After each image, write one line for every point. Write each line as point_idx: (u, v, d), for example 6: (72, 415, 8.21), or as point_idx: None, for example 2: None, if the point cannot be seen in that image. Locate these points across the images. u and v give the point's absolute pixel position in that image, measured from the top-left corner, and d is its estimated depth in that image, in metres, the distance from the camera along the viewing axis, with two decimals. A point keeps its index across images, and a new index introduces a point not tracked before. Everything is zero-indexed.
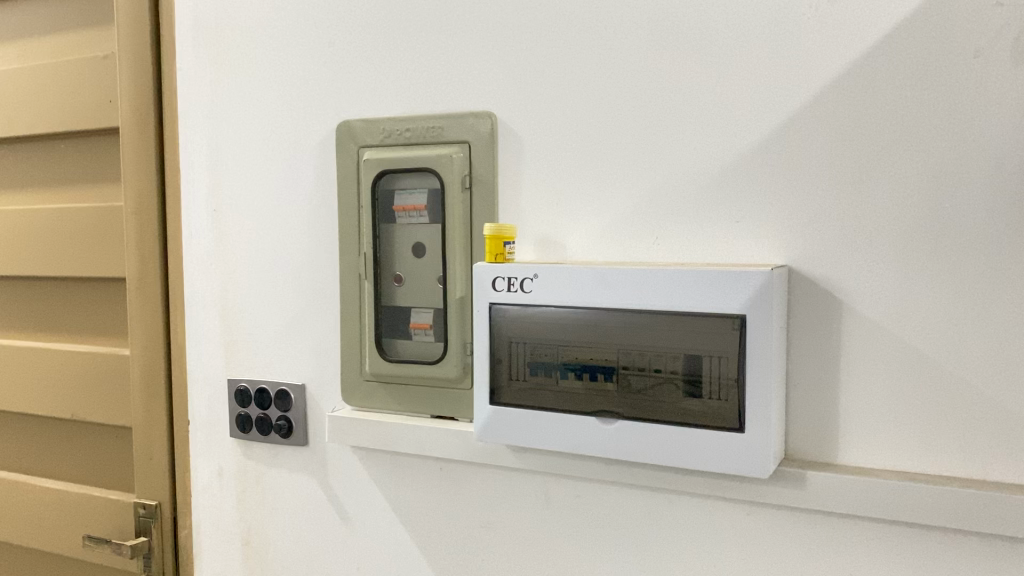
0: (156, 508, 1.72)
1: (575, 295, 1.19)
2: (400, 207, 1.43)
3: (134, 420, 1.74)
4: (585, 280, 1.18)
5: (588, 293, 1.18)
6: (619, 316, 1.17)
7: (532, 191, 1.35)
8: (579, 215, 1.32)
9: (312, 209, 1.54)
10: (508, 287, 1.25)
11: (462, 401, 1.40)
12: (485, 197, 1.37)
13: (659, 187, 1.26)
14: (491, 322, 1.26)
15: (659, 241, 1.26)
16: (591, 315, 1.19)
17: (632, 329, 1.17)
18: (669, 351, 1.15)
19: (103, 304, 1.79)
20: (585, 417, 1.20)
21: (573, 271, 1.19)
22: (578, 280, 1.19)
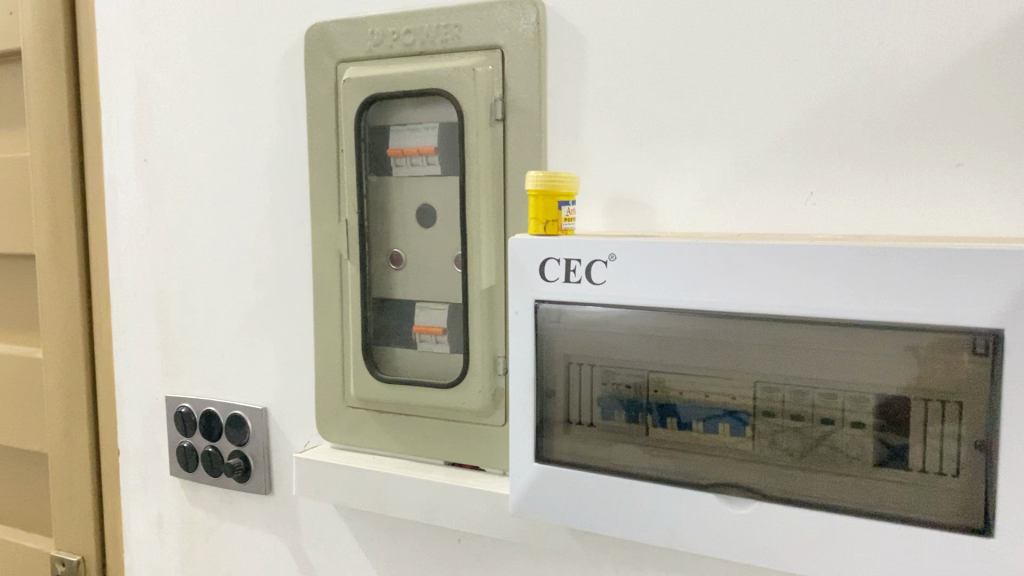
0: (78, 567, 1.29)
1: (680, 292, 0.71)
2: (401, 152, 0.96)
3: (50, 448, 1.30)
4: (697, 267, 0.70)
5: (702, 287, 0.70)
6: (757, 327, 0.69)
7: (599, 124, 0.87)
8: (676, 160, 0.83)
9: (274, 158, 1.07)
10: (565, 274, 0.77)
11: (493, 444, 0.93)
12: (525, 132, 0.89)
13: (813, 113, 0.77)
14: (536, 333, 0.79)
15: (811, 200, 0.78)
16: (706, 324, 0.71)
17: (779, 349, 0.69)
18: (846, 386, 0.68)
19: (14, 292, 1.35)
20: (692, 493, 0.73)
21: (676, 252, 0.71)
22: (685, 266, 0.70)
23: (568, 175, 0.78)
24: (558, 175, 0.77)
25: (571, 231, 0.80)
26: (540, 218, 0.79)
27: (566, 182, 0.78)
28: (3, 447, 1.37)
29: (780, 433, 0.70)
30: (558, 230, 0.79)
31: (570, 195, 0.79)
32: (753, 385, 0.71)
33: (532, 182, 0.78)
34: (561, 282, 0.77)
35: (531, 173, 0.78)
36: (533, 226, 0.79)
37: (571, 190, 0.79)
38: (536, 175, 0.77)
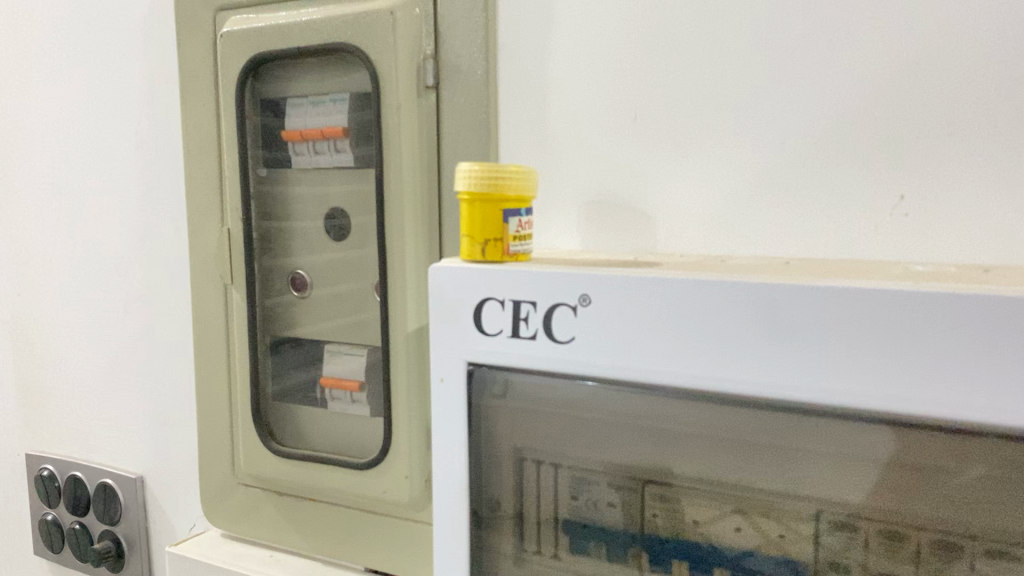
0: None
1: (692, 363, 0.43)
2: (301, 135, 0.69)
3: None
4: (721, 324, 0.42)
5: (728, 357, 0.42)
6: (816, 432, 0.42)
7: (571, 93, 0.58)
8: (686, 147, 0.55)
9: (143, 145, 0.79)
10: (512, 325, 0.49)
11: (426, 550, 0.66)
12: (467, 105, 0.61)
13: (902, 73, 0.48)
14: (472, 417, 0.51)
15: (894, 213, 0.49)
16: (734, 417, 0.44)
17: (853, 467, 0.42)
18: (976, 540, 0.40)
19: None
20: None
21: (687, 297, 0.43)
22: (701, 321, 0.43)
23: (521, 169, 0.51)
24: (504, 168, 0.50)
25: (524, 256, 0.51)
26: (475, 235, 0.50)
27: (518, 179, 0.50)
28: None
29: None
30: (504, 254, 0.50)
31: (525, 202, 0.51)
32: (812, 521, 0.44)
33: (465, 178, 0.50)
34: (506, 337, 0.49)
35: (462, 164, 0.51)
36: (466, 247, 0.51)
37: (526, 192, 0.51)
38: (468, 166, 0.50)
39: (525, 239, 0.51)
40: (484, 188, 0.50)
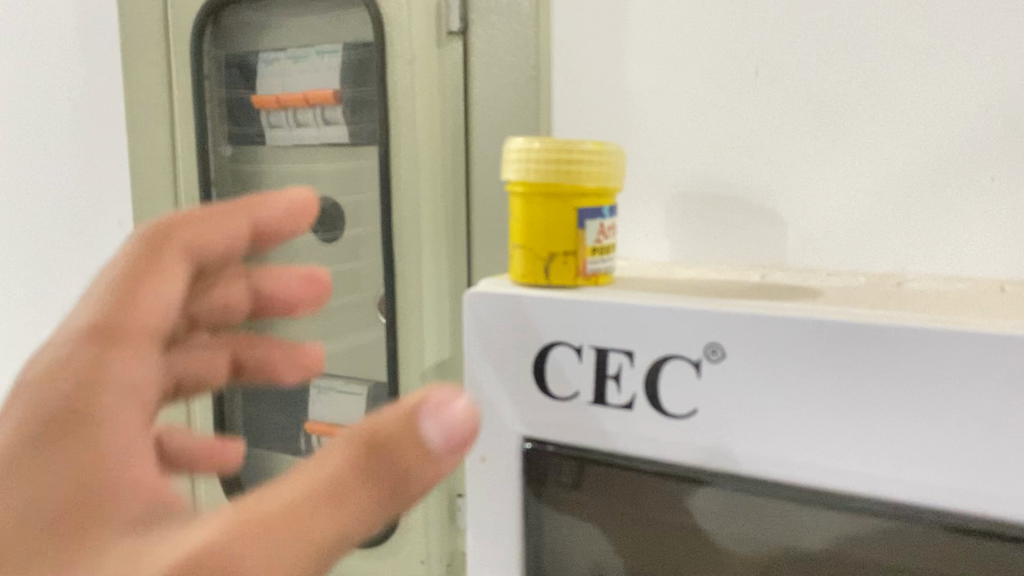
0: None
1: (902, 459, 0.28)
2: (277, 102, 0.51)
3: None
4: (942, 396, 0.27)
5: (958, 450, 0.27)
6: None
7: (660, 41, 0.41)
8: (834, 118, 0.38)
9: (76, 113, 0.61)
10: (594, 385, 0.32)
11: None
12: (505, 58, 0.44)
13: None
14: (535, 518, 0.35)
15: None
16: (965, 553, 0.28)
17: None
18: None
19: None
20: None
21: (885, 353, 0.28)
22: (910, 390, 0.27)
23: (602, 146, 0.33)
24: (575, 145, 0.32)
25: (604, 279, 0.34)
26: (533, 246, 0.34)
27: (596, 161, 0.33)
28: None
29: None
30: (577, 275, 0.33)
31: (607, 196, 0.34)
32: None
33: (518, 160, 0.33)
34: (585, 402, 0.33)
35: (515, 139, 0.34)
36: (520, 263, 0.34)
37: (608, 182, 0.33)
38: (526, 139, 0.33)
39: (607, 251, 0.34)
40: (546, 175, 0.32)
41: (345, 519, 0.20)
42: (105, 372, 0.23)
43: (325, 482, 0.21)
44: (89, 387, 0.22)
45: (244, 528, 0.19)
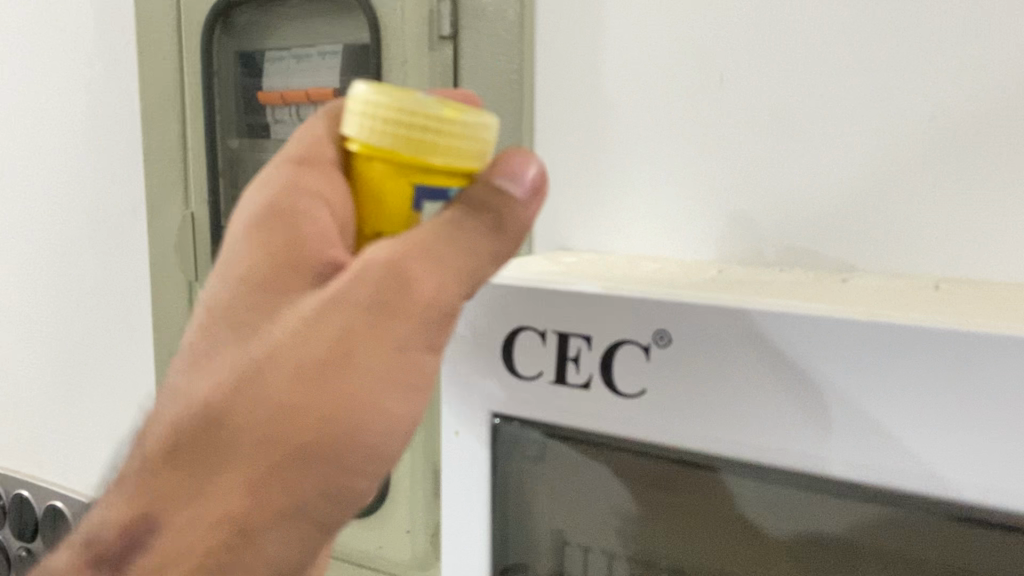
0: None
1: (820, 440, 0.30)
2: (281, 97, 0.55)
3: None
4: (860, 386, 0.29)
5: (876, 438, 0.29)
6: (964, 549, 0.29)
7: (636, 50, 0.44)
8: (793, 124, 0.41)
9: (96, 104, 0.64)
10: (555, 366, 0.35)
11: None
12: (492, 61, 0.47)
13: None
14: (500, 493, 0.38)
15: None
16: (871, 517, 0.31)
17: None
18: None
19: None
20: None
21: (813, 345, 0.30)
22: (836, 379, 0.30)
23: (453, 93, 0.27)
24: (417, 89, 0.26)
25: None
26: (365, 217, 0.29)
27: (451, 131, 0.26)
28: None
29: None
30: None
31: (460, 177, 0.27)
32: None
33: (362, 113, 0.26)
34: (547, 382, 0.36)
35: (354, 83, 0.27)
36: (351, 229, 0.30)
37: (453, 162, 0.26)
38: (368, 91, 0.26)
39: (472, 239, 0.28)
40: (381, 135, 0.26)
41: (422, 295, 0.27)
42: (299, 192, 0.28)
43: (447, 252, 0.27)
44: (290, 222, 0.28)
45: (346, 306, 0.26)
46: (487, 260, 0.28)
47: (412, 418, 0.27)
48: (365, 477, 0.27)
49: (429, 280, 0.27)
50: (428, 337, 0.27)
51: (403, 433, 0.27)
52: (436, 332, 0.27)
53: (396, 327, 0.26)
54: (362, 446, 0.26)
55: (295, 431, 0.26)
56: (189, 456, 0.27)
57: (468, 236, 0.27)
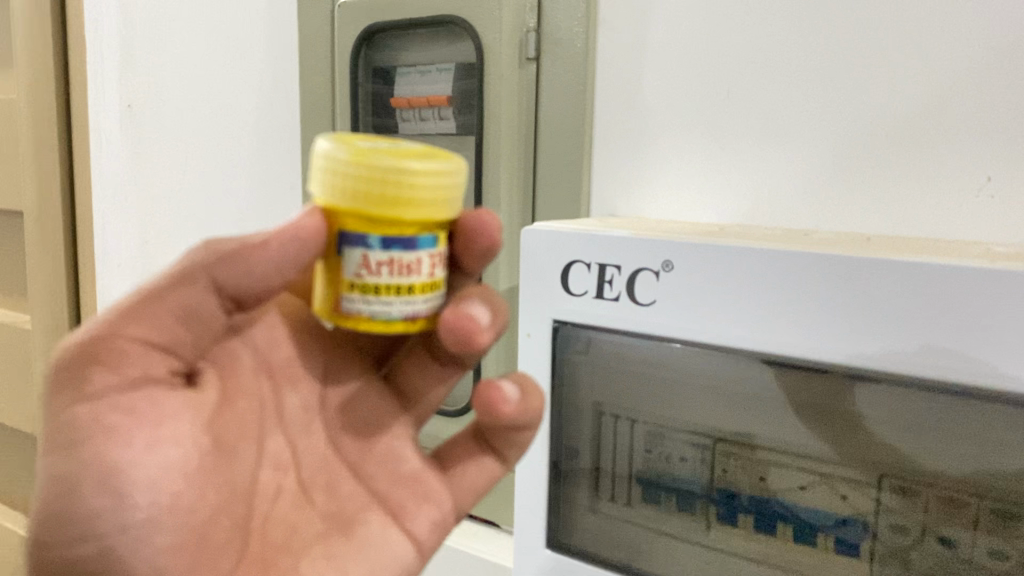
0: None
1: (755, 326, 0.46)
2: (408, 101, 0.73)
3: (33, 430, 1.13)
4: (793, 291, 0.45)
5: (803, 325, 0.45)
6: (847, 389, 0.46)
7: (668, 67, 0.61)
8: (778, 123, 0.57)
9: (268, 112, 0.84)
10: (596, 285, 0.52)
11: (508, 496, 0.70)
12: (564, 76, 0.64)
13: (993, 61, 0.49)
14: (557, 374, 0.55)
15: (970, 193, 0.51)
16: (797, 375, 0.47)
17: (879, 428, 0.45)
18: (985, 499, 0.44)
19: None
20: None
21: (763, 264, 0.46)
22: (778, 288, 0.45)
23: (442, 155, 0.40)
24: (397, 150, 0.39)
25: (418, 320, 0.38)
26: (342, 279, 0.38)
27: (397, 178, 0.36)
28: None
29: (901, 550, 0.46)
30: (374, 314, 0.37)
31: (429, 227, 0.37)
32: (852, 481, 0.48)
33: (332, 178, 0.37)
34: (592, 297, 0.53)
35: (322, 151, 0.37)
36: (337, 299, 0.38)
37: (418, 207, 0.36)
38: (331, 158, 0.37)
39: (379, 280, 0.36)
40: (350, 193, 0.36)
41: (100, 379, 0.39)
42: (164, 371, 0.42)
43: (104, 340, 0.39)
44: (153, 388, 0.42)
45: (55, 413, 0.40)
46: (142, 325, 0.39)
47: (113, 478, 0.39)
48: (86, 543, 0.39)
49: (108, 376, 0.39)
50: (113, 409, 0.39)
51: (104, 499, 0.39)
52: (103, 417, 0.39)
53: (67, 432, 0.39)
54: (70, 523, 0.39)
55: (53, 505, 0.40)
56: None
57: (119, 333, 0.39)
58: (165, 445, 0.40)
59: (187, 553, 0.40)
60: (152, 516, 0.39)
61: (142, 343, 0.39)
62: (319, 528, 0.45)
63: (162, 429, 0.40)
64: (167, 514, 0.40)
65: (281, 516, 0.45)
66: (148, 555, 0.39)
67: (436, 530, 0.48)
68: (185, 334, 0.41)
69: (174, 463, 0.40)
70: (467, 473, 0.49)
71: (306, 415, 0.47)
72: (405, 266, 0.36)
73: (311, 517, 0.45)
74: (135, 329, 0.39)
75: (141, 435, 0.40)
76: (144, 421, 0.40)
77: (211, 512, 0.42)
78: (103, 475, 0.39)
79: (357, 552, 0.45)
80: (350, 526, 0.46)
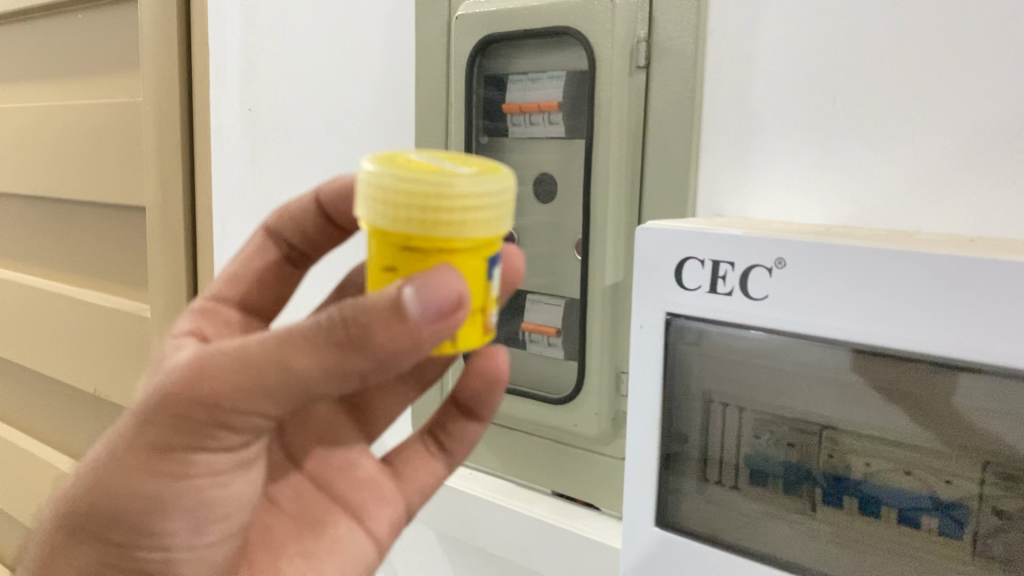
0: None
1: (866, 321, 0.50)
2: (518, 107, 0.77)
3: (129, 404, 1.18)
4: (907, 288, 0.48)
5: (913, 320, 0.48)
6: (949, 381, 0.49)
7: (776, 76, 0.64)
8: (884, 130, 0.60)
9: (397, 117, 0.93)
10: (709, 280, 0.56)
11: (608, 480, 0.73)
12: (674, 84, 0.67)
13: None
14: (668, 365, 0.59)
15: None
16: (901, 368, 0.50)
17: (982, 419, 0.48)
18: None
19: (112, 240, 1.22)
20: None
21: (879, 262, 0.48)
22: (891, 286, 0.48)
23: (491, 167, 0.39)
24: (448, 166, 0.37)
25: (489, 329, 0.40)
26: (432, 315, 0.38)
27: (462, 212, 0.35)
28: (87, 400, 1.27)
29: (1001, 530, 0.50)
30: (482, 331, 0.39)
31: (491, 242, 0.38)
32: (953, 466, 0.51)
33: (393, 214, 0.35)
34: (705, 292, 0.56)
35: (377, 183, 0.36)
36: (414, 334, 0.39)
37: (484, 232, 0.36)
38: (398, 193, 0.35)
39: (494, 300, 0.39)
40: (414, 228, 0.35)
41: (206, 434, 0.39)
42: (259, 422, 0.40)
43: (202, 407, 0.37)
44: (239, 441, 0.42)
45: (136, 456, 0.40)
46: (248, 400, 0.37)
47: (186, 518, 0.42)
48: (150, 551, 0.43)
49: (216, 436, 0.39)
50: (214, 465, 0.41)
51: (181, 522, 0.42)
52: (210, 465, 0.41)
53: (173, 468, 0.40)
54: (135, 531, 0.42)
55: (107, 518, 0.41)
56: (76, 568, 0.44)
57: (226, 403, 0.37)
58: (247, 487, 0.45)
59: (222, 568, 0.46)
60: (215, 538, 0.44)
61: (264, 414, 0.39)
62: (292, 530, 0.49)
63: (250, 472, 0.45)
64: (226, 536, 0.45)
65: (260, 521, 0.49)
66: (200, 568, 0.44)
67: (393, 531, 0.51)
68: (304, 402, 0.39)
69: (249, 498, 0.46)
70: (417, 473, 0.52)
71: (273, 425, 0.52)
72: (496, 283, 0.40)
73: (283, 519, 0.50)
74: (263, 406, 0.38)
75: (234, 478, 0.43)
76: (241, 469, 0.43)
77: (245, 535, 0.47)
78: (193, 504, 0.42)
79: (326, 549, 0.49)
80: (318, 528, 0.49)
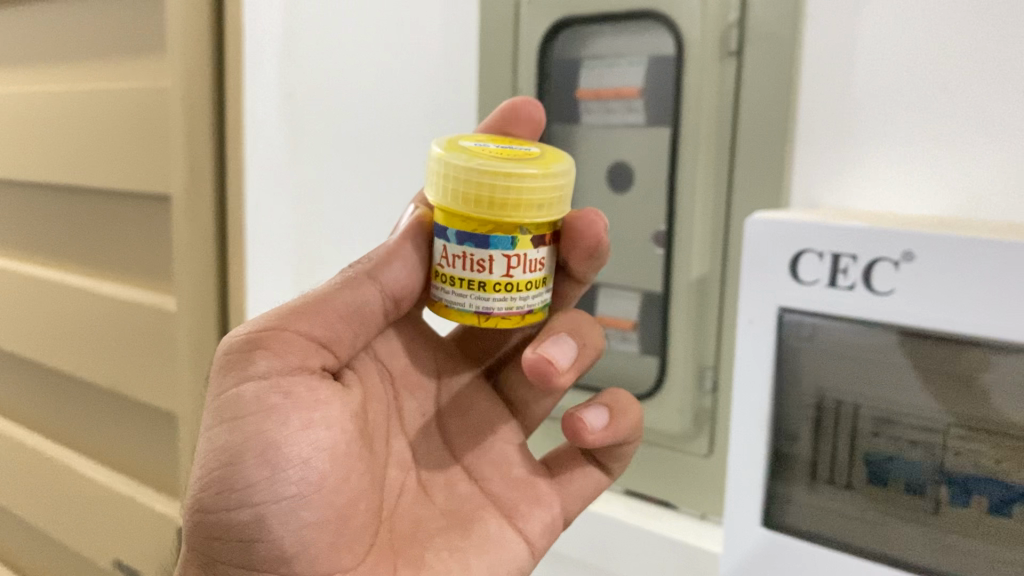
0: (152, 534, 1.10)
1: (1005, 317, 0.48)
2: (592, 92, 0.75)
3: (143, 400, 1.12)
4: None
5: None
6: None
7: (878, 60, 0.62)
8: (995, 118, 0.57)
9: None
10: (827, 273, 0.54)
11: (689, 477, 0.73)
12: (765, 69, 0.65)
13: None
14: (779, 358, 0.57)
15: None
16: None
17: None
18: None
19: (114, 228, 1.13)
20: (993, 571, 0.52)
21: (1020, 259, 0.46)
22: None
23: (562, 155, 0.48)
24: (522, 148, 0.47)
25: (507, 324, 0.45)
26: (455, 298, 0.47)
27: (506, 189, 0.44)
28: (93, 395, 1.21)
29: None
30: (476, 318, 0.44)
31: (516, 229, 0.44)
32: None
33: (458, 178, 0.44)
34: (822, 286, 0.54)
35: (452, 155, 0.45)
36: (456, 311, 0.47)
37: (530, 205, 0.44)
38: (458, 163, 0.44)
39: (453, 271, 0.45)
40: (466, 196, 0.44)
41: (266, 366, 0.46)
42: (312, 359, 0.47)
43: (254, 344, 0.46)
44: (301, 377, 0.47)
45: (218, 403, 0.46)
46: (296, 332, 0.47)
47: (265, 462, 0.44)
48: (241, 511, 0.44)
49: (271, 363, 0.46)
50: (271, 392, 0.45)
51: (263, 471, 0.44)
52: (265, 395, 0.45)
53: (232, 409, 0.45)
54: (228, 490, 0.44)
55: (214, 480, 0.45)
56: (209, 544, 0.46)
57: (281, 326, 0.47)
58: (317, 426, 0.46)
59: (329, 530, 0.46)
60: (302, 492, 0.45)
61: (310, 338, 0.47)
62: (442, 524, 0.51)
63: (315, 413, 0.46)
64: (316, 494, 0.45)
65: (408, 510, 0.51)
66: (294, 529, 0.45)
67: (546, 534, 0.53)
68: (344, 330, 0.49)
69: (327, 444, 0.46)
70: (575, 480, 0.55)
71: (422, 417, 0.55)
72: (475, 262, 0.44)
73: (433, 513, 0.52)
74: (300, 326, 0.47)
75: (296, 416, 0.46)
76: (295, 402, 0.46)
77: (351, 499, 0.47)
78: (264, 446, 0.45)
79: (472, 543, 0.51)
80: (467, 524, 0.52)
